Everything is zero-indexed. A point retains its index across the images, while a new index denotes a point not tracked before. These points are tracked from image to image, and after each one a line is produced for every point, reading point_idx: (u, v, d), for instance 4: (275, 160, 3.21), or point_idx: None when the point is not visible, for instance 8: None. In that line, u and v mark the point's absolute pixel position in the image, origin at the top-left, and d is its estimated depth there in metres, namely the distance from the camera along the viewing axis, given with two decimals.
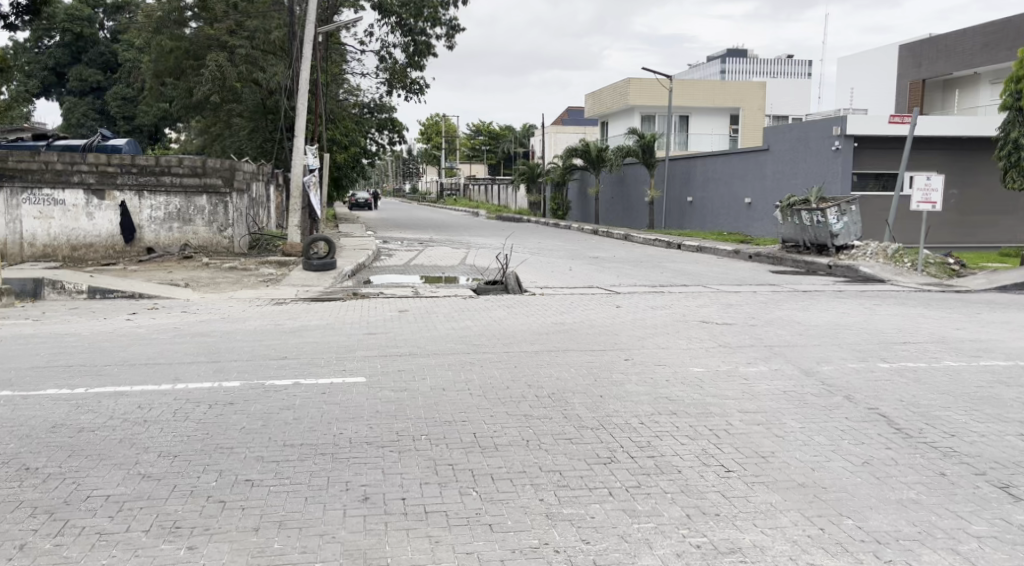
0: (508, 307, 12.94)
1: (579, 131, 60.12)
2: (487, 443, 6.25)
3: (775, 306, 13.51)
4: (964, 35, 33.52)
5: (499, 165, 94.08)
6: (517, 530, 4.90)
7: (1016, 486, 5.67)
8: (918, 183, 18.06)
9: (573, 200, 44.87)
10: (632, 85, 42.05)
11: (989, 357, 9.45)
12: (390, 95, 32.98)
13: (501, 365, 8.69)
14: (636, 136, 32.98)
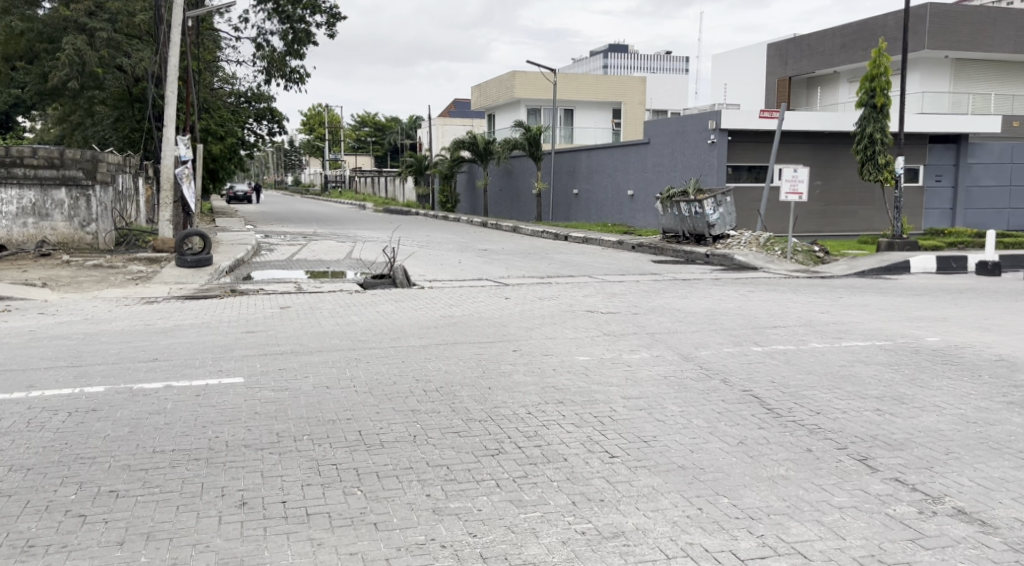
0: (395, 301, 12.79)
1: (465, 123, 60.10)
2: (373, 440, 6.16)
3: (657, 294, 13.88)
4: (826, 35, 35.15)
5: (386, 157, 93.27)
6: (403, 528, 4.84)
7: (873, 458, 6.00)
8: (786, 175, 18.85)
9: (460, 192, 44.83)
10: (517, 78, 42.32)
11: (850, 338, 9.98)
12: (268, 83, 32.11)
13: (388, 360, 8.59)
14: (522, 129, 33.19)
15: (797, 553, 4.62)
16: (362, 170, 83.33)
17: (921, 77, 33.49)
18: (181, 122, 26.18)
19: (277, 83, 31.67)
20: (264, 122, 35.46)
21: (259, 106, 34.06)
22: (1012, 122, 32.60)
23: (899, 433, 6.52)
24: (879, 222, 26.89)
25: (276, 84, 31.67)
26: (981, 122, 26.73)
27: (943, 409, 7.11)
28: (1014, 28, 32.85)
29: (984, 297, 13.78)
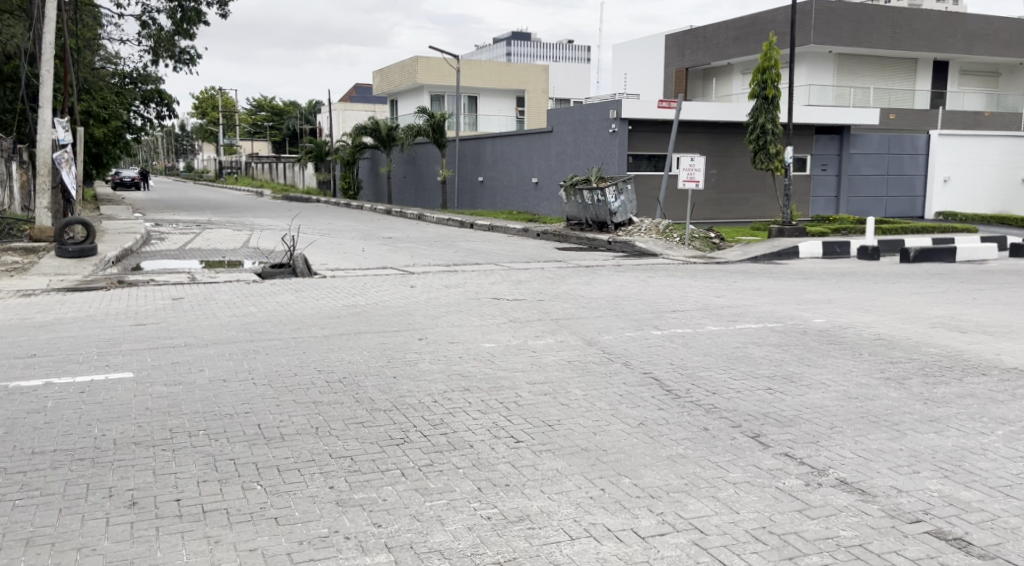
0: (297, 291, 12.63)
1: (367, 108, 59.37)
2: (273, 433, 6.14)
3: (561, 280, 14.13)
4: (720, 27, 36.19)
5: (284, 142, 91.26)
6: (305, 521, 4.86)
7: (765, 435, 6.32)
8: (683, 164, 19.37)
9: (363, 179, 44.36)
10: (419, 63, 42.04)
11: (743, 321, 10.42)
12: (155, 64, 31.03)
13: (288, 352, 8.50)
14: (426, 115, 33.07)
15: (694, 528, 4.84)
16: (260, 156, 81.42)
17: (809, 70, 34.94)
18: (58, 103, 25.05)
19: (164, 64, 30.64)
20: (152, 105, 34.29)
21: (146, 88, 32.89)
22: (891, 115, 34.26)
23: (789, 410, 6.88)
24: (771, 209, 27.97)
25: (164, 64, 30.64)
26: (861, 115, 28.05)
27: (828, 386, 7.52)
28: (891, 25, 34.44)
29: (867, 280, 14.54)
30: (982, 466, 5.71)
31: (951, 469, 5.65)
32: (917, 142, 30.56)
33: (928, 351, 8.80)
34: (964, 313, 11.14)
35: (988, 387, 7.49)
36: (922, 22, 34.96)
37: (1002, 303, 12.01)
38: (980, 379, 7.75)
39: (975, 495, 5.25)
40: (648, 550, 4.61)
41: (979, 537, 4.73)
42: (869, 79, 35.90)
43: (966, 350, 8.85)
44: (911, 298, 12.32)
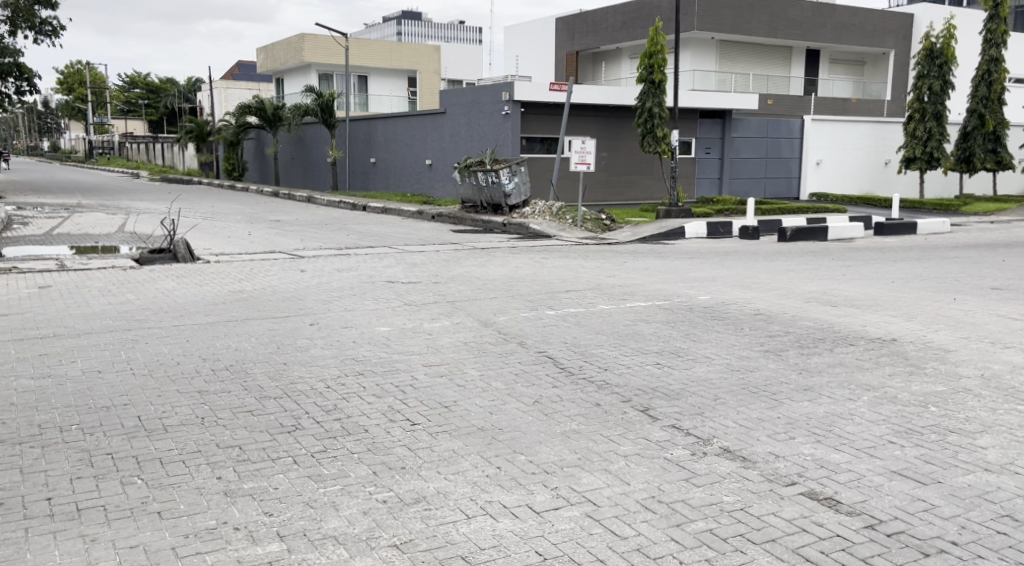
0: (178, 277, 12.29)
1: (251, 86, 57.73)
2: (155, 425, 6.02)
3: (456, 263, 14.21)
4: (607, 12, 36.85)
5: (161, 121, 87.88)
6: (191, 514, 4.79)
7: (654, 408, 6.61)
8: (575, 147, 19.69)
9: (249, 159, 43.21)
10: (306, 41, 41.11)
11: (633, 299, 10.78)
12: (14, 36, 29.35)
13: (169, 340, 8.31)
14: (314, 95, 32.48)
15: (587, 501, 5.04)
16: (134, 135, 78.07)
17: (692, 55, 35.92)
18: None
19: (24, 36, 29.05)
20: (11, 79, 32.43)
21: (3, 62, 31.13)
22: (768, 101, 35.70)
23: (676, 383, 7.20)
24: (658, 191, 28.80)
25: (24, 36, 29.04)
26: (740, 99, 29.14)
27: (712, 359, 7.91)
28: (769, 15, 35.74)
29: (748, 259, 15.19)
30: (850, 430, 6.13)
31: (824, 434, 6.05)
32: (792, 127, 31.87)
33: (803, 324, 9.33)
34: (836, 287, 11.83)
35: (856, 356, 8.02)
36: (796, 12, 36.45)
37: (869, 278, 12.81)
38: (849, 349, 8.28)
39: (843, 457, 5.65)
40: (544, 524, 4.78)
41: (847, 496, 5.10)
42: (748, 65, 37.17)
43: (836, 323, 9.41)
44: (788, 275, 12.98)
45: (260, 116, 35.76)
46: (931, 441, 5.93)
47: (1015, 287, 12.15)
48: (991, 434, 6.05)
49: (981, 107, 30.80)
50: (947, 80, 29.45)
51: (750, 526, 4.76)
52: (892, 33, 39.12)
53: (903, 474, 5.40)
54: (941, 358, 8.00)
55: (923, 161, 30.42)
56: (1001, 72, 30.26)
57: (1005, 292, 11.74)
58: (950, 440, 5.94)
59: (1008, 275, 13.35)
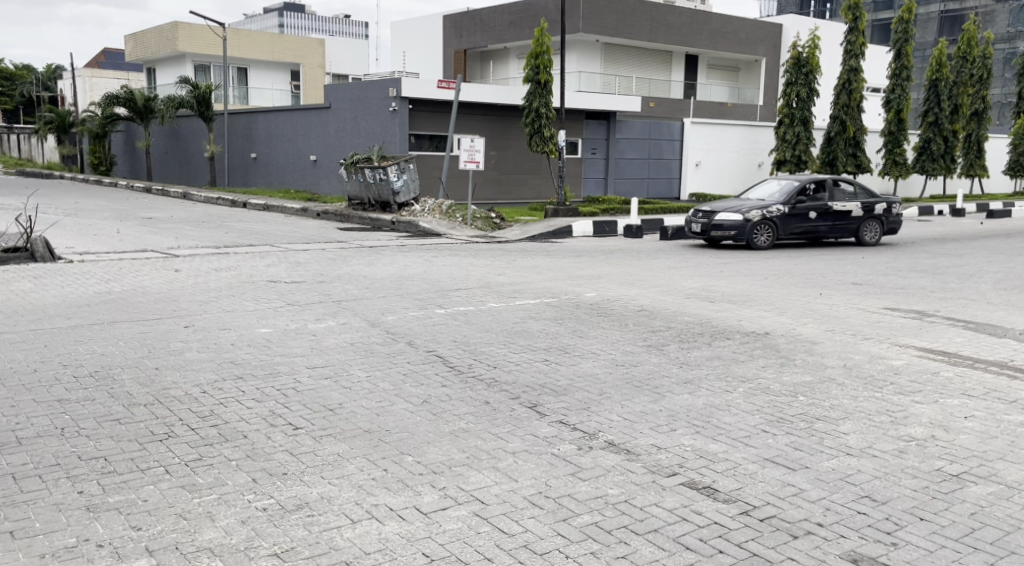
0: (33, 279, 11.51)
1: (119, 76, 55.08)
2: (8, 438, 5.65)
3: (342, 262, 13.92)
4: (494, 11, 36.98)
5: (18, 112, 82.86)
6: (48, 532, 4.51)
7: (542, 405, 6.63)
8: (464, 145, 19.61)
9: (117, 153, 41.29)
10: (180, 30, 39.56)
11: (522, 297, 10.83)
12: None
13: (25, 346, 7.83)
14: (189, 86, 31.42)
15: (475, 500, 5.00)
16: None
17: (578, 57, 36.39)
18: None
19: None
20: None
21: None
22: (650, 103, 36.52)
23: (563, 379, 7.25)
24: (545, 190, 29.08)
25: None
26: (622, 101, 29.99)
27: (598, 355, 8.01)
28: (649, 19, 36.54)
29: (632, 256, 15.50)
30: (727, 420, 6.30)
31: (702, 425, 6.20)
32: (672, 129, 32.67)
33: (683, 319, 9.58)
34: (714, 284, 12.21)
35: (732, 349, 8.27)
36: (675, 18, 37.40)
37: (745, 275, 13.26)
38: (726, 342, 8.54)
39: (720, 446, 5.80)
40: (430, 525, 4.71)
41: (723, 484, 5.24)
42: (630, 68, 38.03)
43: (714, 318, 9.67)
44: (670, 273, 13.28)
45: (130, 107, 34.28)
46: (800, 428, 6.15)
47: (874, 282, 12.83)
48: (852, 420, 6.33)
49: (842, 113, 32.36)
50: (812, 87, 30.85)
51: (634, 518, 4.82)
52: (763, 42, 40.83)
53: (774, 460, 5.59)
54: (809, 349, 8.34)
55: (793, 164, 31.79)
56: (859, 82, 32.03)
57: (866, 287, 12.37)
58: (817, 427, 6.18)
59: (869, 271, 14.09)
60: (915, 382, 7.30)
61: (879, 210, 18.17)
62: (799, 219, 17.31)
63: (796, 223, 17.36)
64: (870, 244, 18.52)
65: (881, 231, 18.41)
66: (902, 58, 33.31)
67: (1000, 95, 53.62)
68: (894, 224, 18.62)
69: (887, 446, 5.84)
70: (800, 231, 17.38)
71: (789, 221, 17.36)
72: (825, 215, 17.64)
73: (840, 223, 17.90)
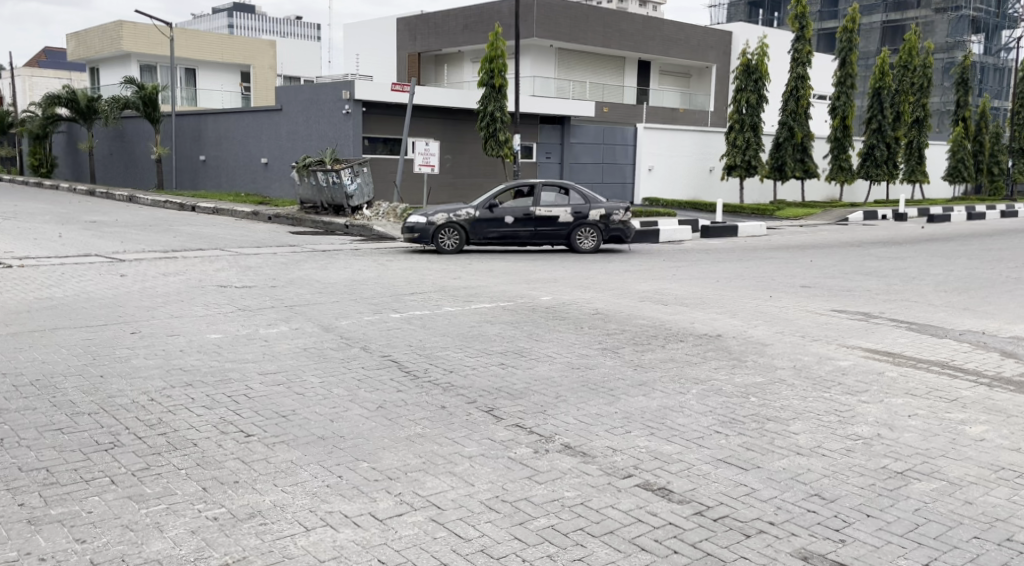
0: None
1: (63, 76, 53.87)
2: None
3: (295, 266, 13.74)
4: (448, 15, 36.95)
5: None
6: None
7: (498, 408, 6.59)
8: (419, 149, 19.53)
9: (58, 154, 40.32)
10: (125, 30, 38.83)
11: (477, 300, 10.78)
12: None
13: None
14: (135, 86, 30.95)
15: (432, 505, 4.95)
16: None
17: (533, 61, 36.50)
18: None
19: None
20: None
21: None
22: (604, 108, 36.69)
23: (519, 383, 7.22)
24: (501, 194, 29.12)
25: None
26: (576, 107, 30.12)
27: (554, 358, 8.00)
28: (603, 25, 36.76)
29: (586, 260, 15.55)
30: (681, 421, 6.33)
31: (657, 426, 6.22)
32: (626, 134, 32.93)
33: (638, 322, 9.62)
34: (667, 287, 12.30)
35: (685, 351, 8.33)
36: (628, 24, 37.69)
37: (698, 278, 13.37)
38: (680, 344, 8.59)
39: (675, 447, 5.82)
40: (386, 531, 4.64)
41: (678, 485, 5.25)
42: (584, 73, 38.29)
43: (668, 320, 9.73)
44: (625, 276, 13.37)
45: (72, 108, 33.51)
46: (751, 428, 6.20)
47: (822, 285, 13.03)
48: (801, 420, 6.40)
49: (790, 119, 32.93)
50: (762, 94, 31.35)
51: (590, 520, 4.81)
52: (713, 48, 41.38)
53: (727, 460, 5.63)
54: (759, 350, 8.43)
55: (743, 169, 32.17)
56: (806, 89, 32.46)
57: (814, 289, 12.57)
58: (768, 427, 6.24)
59: (817, 274, 14.33)
60: (862, 382, 7.42)
61: (591, 216, 16.56)
62: (492, 223, 16.14)
63: (490, 227, 16.17)
64: (586, 252, 16.86)
65: (596, 237, 16.77)
66: (846, 67, 34.02)
67: (939, 103, 55.47)
68: (618, 232, 16.91)
69: (836, 445, 5.91)
70: (494, 236, 16.18)
71: (483, 225, 16.21)
72: (526, 220, 16.32)
73: (544, 229, 16.48)
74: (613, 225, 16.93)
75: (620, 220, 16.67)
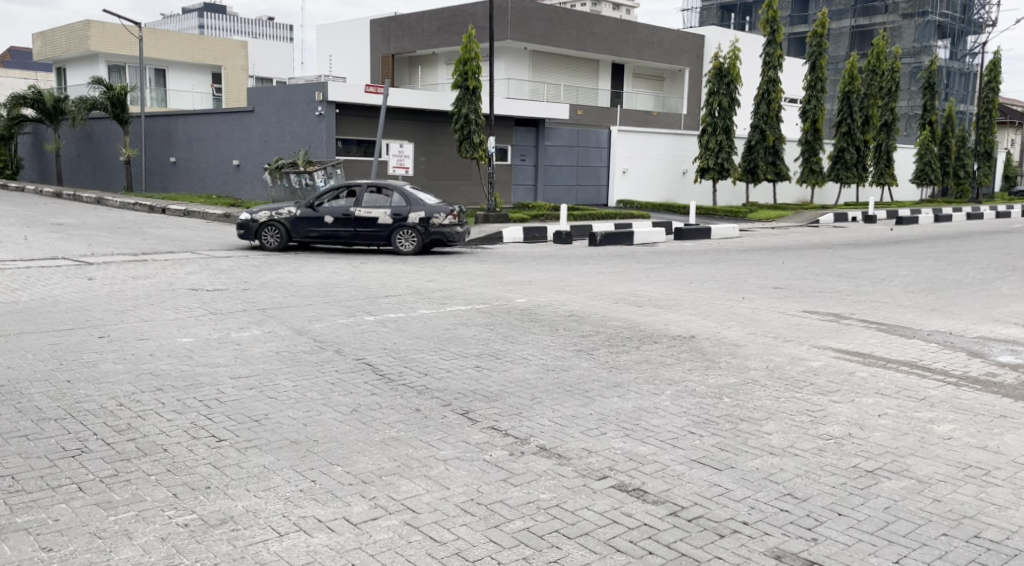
0: None
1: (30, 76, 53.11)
2: None
3: (267, 269, 13.63)
4: (422, 17, 36.88)
5: None
6: None
7: (474, 411, 6.56)
8: (392, 150, 19.45)
9: (25, 155, 39.73)
10: (93, 29, 38.37)
11: (453, 303, 10.75)
12: None
13: None
14: (103, 87, 30.58)
15: (406, 509, 4.91)
16: None
17: (507, 63, 36.50)
18: None
19: None
20: None
21: None
22: (578, 111, 36.71)
23: (495, 385, 7.20)
24: (477, 197, 29.07)
25: None
26: (550, 109, 30.11)
27: (529, 360, 7.98)
28: (576, 28, 36.83)
29: (560, 262, 15.56)
30: (655, 422, 6.34)
31: (631, 428, 6.22)
32: (600, 136, 33.01)
33: (612, 324, 9.63)
34: (641, 289, 12.34)
35: (660, 352, 8.36)
36: (602, 27, 37.81)
37: (671, 280, 13.41)
38: (654, 346, 8.61)
39: (649, 449, 5.82)
40: (361, 536, 4.60)
41: (653, 486, 5.25)
42: (558, 75, 38.35)
43: (642, 322, 9.75)
44: (598, 278, 13.40)
45: (39, 108, 33.05)
46: (725, 429, 6.22)
47: (794, 286, 13.11)
48: (774, 421, 6.43)
49: (762, 122, 33.15)
50: (734, 97, 31.47)
51: (565, 522, 4.79)
52: (686, 52, 41.66)
53: (701, 461, 5.64)
54: (733, 352, 8.47)
55: (716, 171, 32.35)
56: (778, 93, 32.78)
57: (785, 290, 12.68)
58: (741, 428, 6.26)
59: (789, 276, 14.44)
60: (832, 382, 7.47)
61: (410, 218, 16.12)
62: (311, 222, 16.18)
63: (309, 227, 16.19)
64: (410, 255, 16.45)
65: (416, 240, 16.29)
66: (816, 70, 34.25)
67: (907, 107, 56.10)
68: (440, 235, 16.33)
69: (808, 445, 5.95)
70: (313, 235, 16.23)
71: (303, 224, 16.26)
72: (344, 220, 16.20)
73: (364, 231, 16.26)
74: (438, 227, 16.36)
75: (439, 223, 16.09)
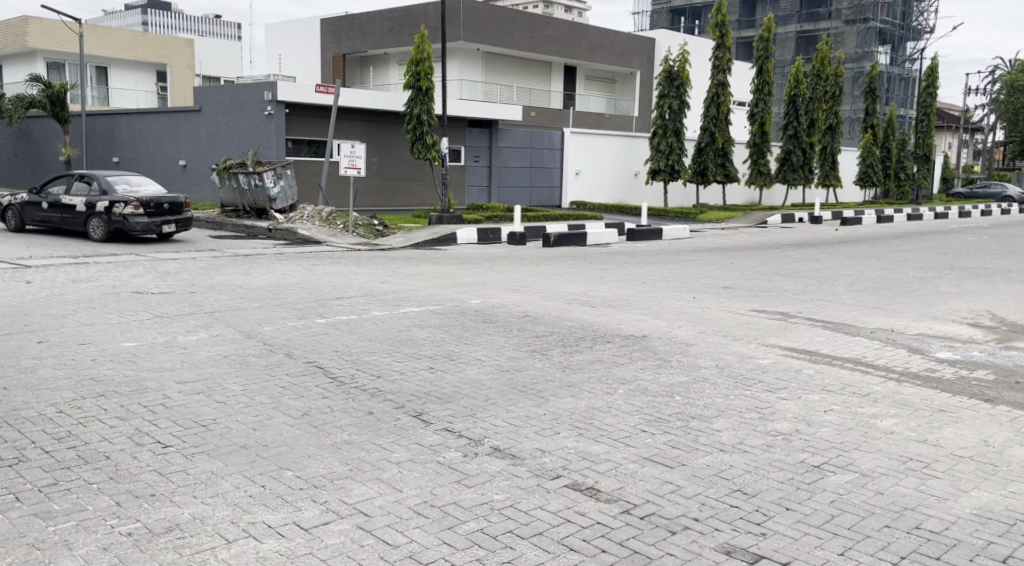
0: None
1: None
2: None
3: (215, 271, 13.40)
4: (374, 17, 36.65)
5: None
6: None
7: (427, 413, 6.51)
8: (344, 150, 19.26)
9: None
10: (31, 25, 37.39)
11: (405, 305, 10.68)
12: None
13: None
14: (41, 84, 29.82)
15: (358, 512, 4.84)
16: None
17: (459, 64, 36.41)
18: None
19: None
20: None
21: None
22: (531, 112, 36.62)
23: (448, 387, 7.15)
24: (429, 198, 28.97)
25: None
26: (502, 110, 30.18)
27: (483, 361, 7.95)
28: (528, 30, 36.88)
29: (514, 263, 15.55)
30: (608, 421, 6.35)
31: (585, 427, 6.23)
32: (552, 138, 33.07)
33: (565, 324, 9.65)
34: (593, 289, 12.38)
35: (612, 352, 8.39)
36: (554, 29, 37.96)
37: (622, 280, 13.50)
38: (607, 346, 8.63)
39: (602, 448, 5.83)
40: (311, 541, 4.52)
41: (605, 484, 5.26)
42: (510, 76, 38.40)
43: (595, 322, 9.79)
44: (551, 278, 13.41)
45: None
46: (677, 427, 6.26)
47: (742, 286, 13.26)
48: (724, 418, 6.49)
49: (711, 125, 33.49)
50: (684, 100, 31.71)
51: (518, 522, 4.77)
52: (637, 55, 42.01)
53: (653, 459, 5.66)
54: (684, 350, 8.53)
55: (667, 173, 32.65)
56: (727, 96, 33.18)
57: (735, 290, 12.83)
58: (692, 426, 6.30)
59: (737, 275, 14.61)
60: (780, 380, 7.58)
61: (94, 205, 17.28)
62: (35, 205, 18.34)
63: (34, 211, 18.38)
64: (102, 242, 17.55)
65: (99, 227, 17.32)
66: (763, 74, 34.67)
67: (850, 111, 57.11)
68: (118, 224, 17.14)
69: (756, 441, 6.01)
70: (35, 218, 18.36)
71: (33, 208, 18.52)
72: (54, 206, 17.98)
73: (67, 215, 17.86)
74: (121, 216, 17.16)
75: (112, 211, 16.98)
